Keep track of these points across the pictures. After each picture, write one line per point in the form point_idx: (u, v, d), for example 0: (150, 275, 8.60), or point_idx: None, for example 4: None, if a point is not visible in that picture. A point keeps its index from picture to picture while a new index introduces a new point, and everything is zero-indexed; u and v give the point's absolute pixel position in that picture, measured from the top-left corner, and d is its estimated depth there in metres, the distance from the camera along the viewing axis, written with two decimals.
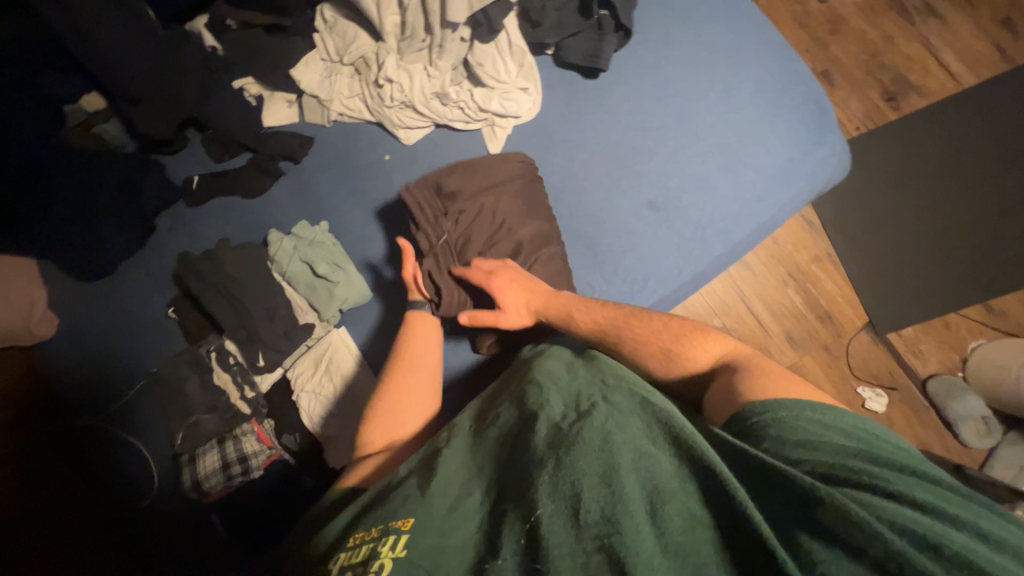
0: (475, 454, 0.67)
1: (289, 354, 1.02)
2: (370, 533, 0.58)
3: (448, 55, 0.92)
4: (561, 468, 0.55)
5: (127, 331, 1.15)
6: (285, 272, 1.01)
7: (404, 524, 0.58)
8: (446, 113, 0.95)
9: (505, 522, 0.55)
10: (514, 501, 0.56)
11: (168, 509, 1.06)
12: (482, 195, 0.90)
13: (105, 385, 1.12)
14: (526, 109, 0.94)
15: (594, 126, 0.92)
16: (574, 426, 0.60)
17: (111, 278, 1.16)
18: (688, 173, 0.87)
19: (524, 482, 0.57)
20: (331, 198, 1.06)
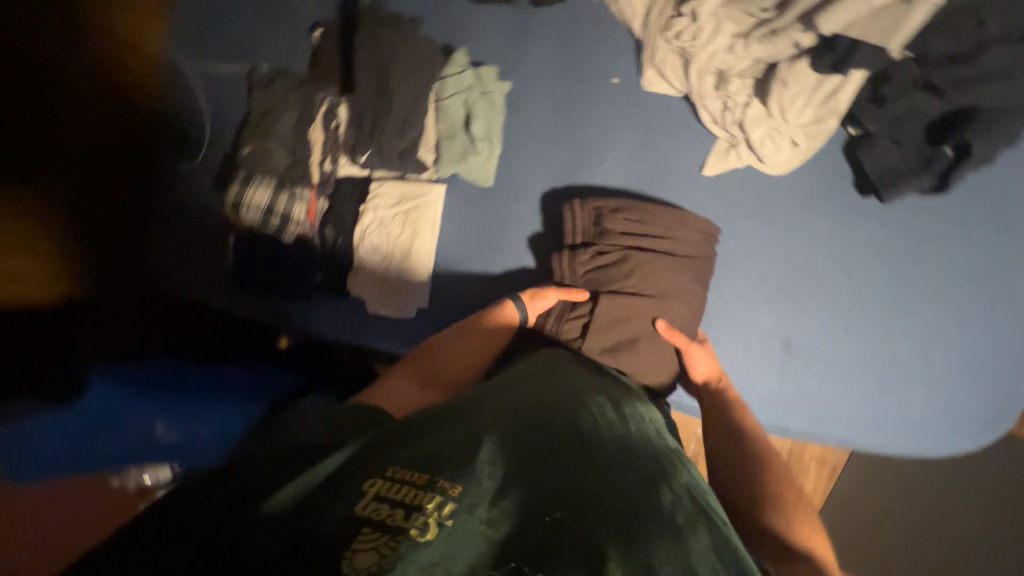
0: (508, 429, 0.54)
1: (385, 171, 0.97)
2: (409, 472, 0.46)
3: (769, 47, 0.75)
4: (636, 534, 0.44)
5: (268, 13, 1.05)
6: (440, 101, 0.91)
7: (453, 488, 0.44)
8: (707, 97, 0.81)
9: (563, 548, 0.41)
10: (562, 503, 0.45)
11: (201, 195, 1.08)
12: (642, 242, 0.81)
13: (228, 49, 1.09)
14: (777, 162, 0.80)
15: (812, 234, 0.81)
16: (647, 491, 0.51)
17: None
18: (844, 352, 0.80)
19: (575, 492, 0.47)
20: (534, 71, 0.93)
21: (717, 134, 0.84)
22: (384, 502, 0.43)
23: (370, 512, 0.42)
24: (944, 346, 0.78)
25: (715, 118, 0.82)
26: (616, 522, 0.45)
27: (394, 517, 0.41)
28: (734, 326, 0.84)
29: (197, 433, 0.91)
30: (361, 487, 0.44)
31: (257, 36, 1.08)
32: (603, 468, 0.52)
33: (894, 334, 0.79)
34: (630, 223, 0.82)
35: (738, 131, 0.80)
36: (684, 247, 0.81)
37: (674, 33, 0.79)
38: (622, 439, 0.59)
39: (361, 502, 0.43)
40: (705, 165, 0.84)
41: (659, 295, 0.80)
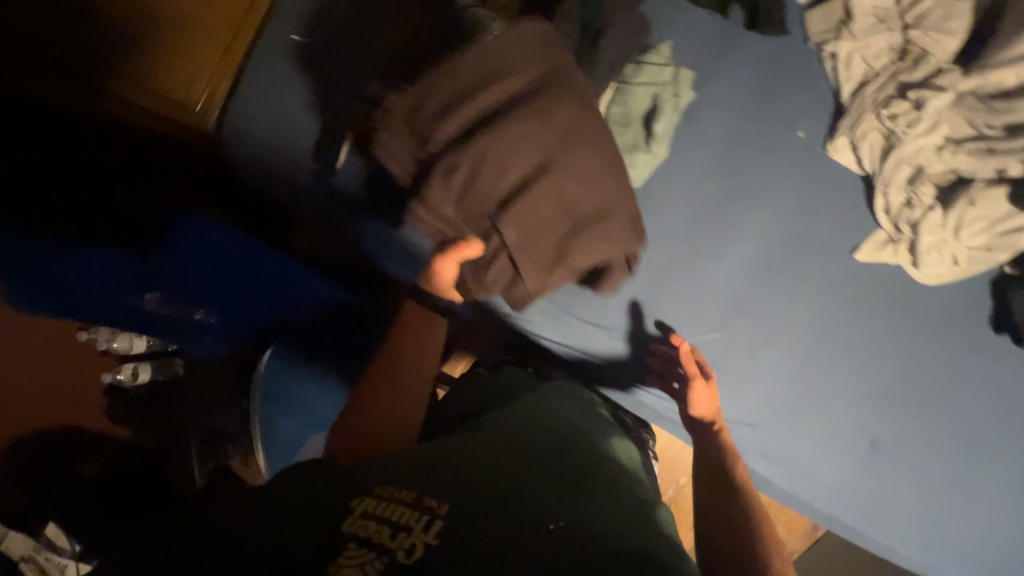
0: (475, 445, 0.62)
1: None
2: (385, 489, 0.52)
3: (974, 163, 0.76)
4: (571, 506, 0.51)
5: None
6: (625, 83, 0.85)
7: (439, 504, 0.49)
8: (894, 186, 0.80)
9: (511, 525, 0.47)
10: (527, 493, 0.52)
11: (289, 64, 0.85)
12: (481, 109, 0.72)
13: None
14: (932, 272, 0.80)
15: (934, 350, 0.82)
16: (586, 474, 0.59)
17: None
18: (849, 451, 0.83)
19: (538, 482, 0.54)
20: (722, 92, 0.90)
21: (879, 224, 0.83)
22: (371, 519, 0.47)
23: (357, 529, 0.47)
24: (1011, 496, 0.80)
25: (888, 209, 0.81)
26: (559, 501, 0.52)
27: (381, 534, 0.46)
28: (825, 408, 0.84)
29: (207, 318, 0.91)
30: (350, 505, 0.50)
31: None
32: (557, 463, 0.59)
33: (886, 437, 0.82)
34: (442, 111, 0.72)
35: (908, 229, 0.80)
36: (534, 80, 0.73)
37: (891, 113, 0.79)
38: (580, 443, 0.67)
39: (349, 524, 0.47)
40: (858, 250, 0.84)
41: (531, 151, 0.72)
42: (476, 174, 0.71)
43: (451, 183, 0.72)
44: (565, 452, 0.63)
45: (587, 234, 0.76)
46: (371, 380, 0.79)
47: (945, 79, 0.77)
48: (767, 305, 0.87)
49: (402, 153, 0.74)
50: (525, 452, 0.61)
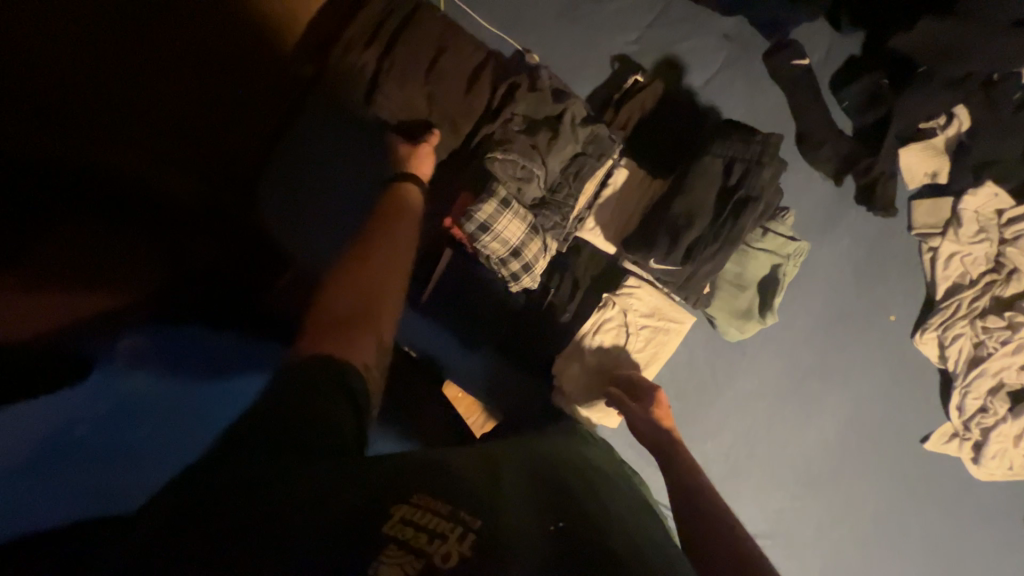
0: (516, 467, 0.57)
1: (647, 274, 0.86)
2: (422, 496, 0.44)
3: None
4: (574, 515, 0.48)
5: (585, 33, 0.93)
6: (749, 249, 0.83)
7: (473, 517, 0.43)
8: (973, 393, 0.84)
9: (545, 523, 0.46)
10: (546, 512, 0.48)
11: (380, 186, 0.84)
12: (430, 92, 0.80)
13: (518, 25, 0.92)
14: (987, 473, 0.86)
15: (975, 540, 0.88)
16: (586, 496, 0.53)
17: None
18: (835, 539, 0.88)
19: (572, 510, 0.49)
20: (826, 258, 0.90)
21: (950, 415, 0.88)
22: (411, 523, 0.41)
23: (396, 530, 0.40)
24: None
25: (961, 408, 0.86)
26: (570, 510, 0.49)
27: (418, 538, 0.40)
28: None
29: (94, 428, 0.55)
30: (393, 499, 0.43)
31: (561, 37, 0.92)
32: (581, 493, 0.54)
33: (877, 567, 0.88)
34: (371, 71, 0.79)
35: (976, 429, 0.85)
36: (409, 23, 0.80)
37: (986, 327, 0.83)
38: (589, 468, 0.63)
39: (392, 521, 0.41)
40: (928, 439, 0.88)
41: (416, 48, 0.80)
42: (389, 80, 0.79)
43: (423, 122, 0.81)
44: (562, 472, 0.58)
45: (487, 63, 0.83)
46: (346, 285, 0.60)
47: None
48: (841, 481, 0.89)
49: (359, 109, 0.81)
50: (540, 481, 0.55)
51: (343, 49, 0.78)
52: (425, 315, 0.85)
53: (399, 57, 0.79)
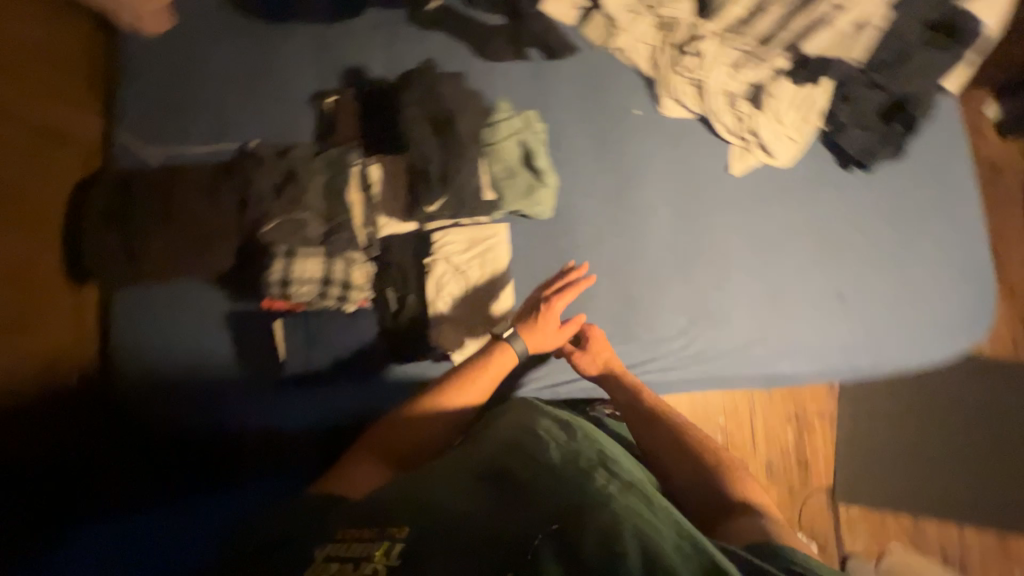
0: (513, 472, 0.71)
1: (445, 221, 0.94)
2: (367, 533, 0.63)
3: (757, 72, 0.97)
4: (562, 513, 0.61)
5: (275, 102, 1.07)
6: (495, 145, 0.94)
7: (400, 531, 0.63)
8: (722, 114, 0.99)
9: (526, 526, 0.60)
10: (542, 516, 0.61)
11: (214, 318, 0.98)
12: (172, 231, 0.94)
13: (223, 131, 1.05)
14: (784, 156, 0.99)
15: (826, 206, 0.99)
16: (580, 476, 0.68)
17: (290, 36, 1.09)
18: (739, 287, 0.97)
19: (544, 505, 0.63)
20: (562, 110, 1.03)
21: (729, 139, 1.01)
22: (337, 559, 0.60)
23: (326, 566, 0.60)
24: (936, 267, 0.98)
25: (728, 129, 1.00)
26: (556, 509, 0.62)
27: (345, 568, 0.59)
28: (797, 289, 0.97)
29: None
30: (319, 551, 0.63)
31: (265, 117, 1.06)
32: (549, 480, 0.68)
33: (784, 279, 0.98)
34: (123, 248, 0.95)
35: (746, 134, 0.99)
36: (122, 201, 0.96)
37: (689, 67, 0.98)
38: (574, 448, 0.76)
39: (324, 554, 0.62)
40: (730, 167, 1.01)
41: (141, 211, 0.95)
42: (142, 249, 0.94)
43: (185, 257, 0.95)
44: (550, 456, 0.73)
45: (202, 177, 0.97)
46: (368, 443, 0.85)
47: (703, 27, 0.97)
48: (706, 243, 0.99)
49: (142, 277, 0.97)
50: (519, 479, 0.69)
51: (94, 248, 0.95)
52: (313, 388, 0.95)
53: (133, 227, 0.95)
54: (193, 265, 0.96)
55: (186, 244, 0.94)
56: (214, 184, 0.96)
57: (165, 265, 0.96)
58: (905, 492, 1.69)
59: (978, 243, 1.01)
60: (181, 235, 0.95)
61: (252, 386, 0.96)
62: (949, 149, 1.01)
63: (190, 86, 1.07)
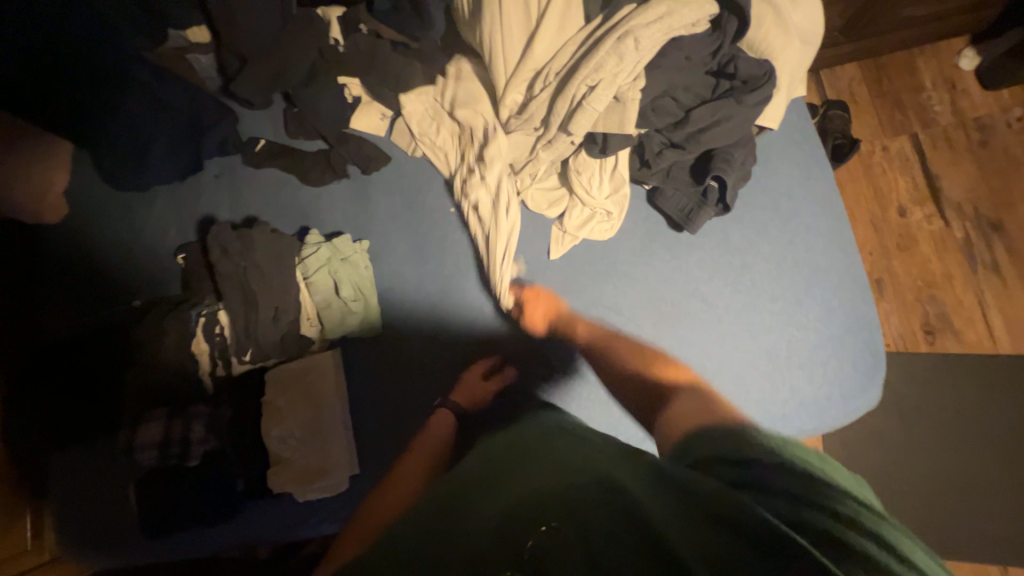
0: (456, 481, 0.63)
1: (273, 360, 0.97)
2: None
3: (553, 152, 0.89)
4: (513, 512, 0.53)
5: (145, 258, 1.18)
6: (307, 278, 0.97)
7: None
8: (527, 196, 0.97)
9: (479, 536, 0.51)
10: (494, 525, 0.52)
11: (88, 477, 1.05)
12: (68, 400, 1.09)
13: (104, 294, 1.17)
14: (601, 231, 0.92)
15: (658, 276, 0.90)
16: (520, 468, 0.62)
17: (152, 196, 1.20)
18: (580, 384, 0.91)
19: (491, 530, 0.51)
20: (380, 222, 1.04)
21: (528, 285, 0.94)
22: None
23: None
24: (799, 323, 0.84)
25: (540, 210, 0.97)
26: (507, 508, 0.54)
27: None
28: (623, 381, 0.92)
29: None
30: None
31: (139, 275, 1.17)
32: (486, 488, 0.59)
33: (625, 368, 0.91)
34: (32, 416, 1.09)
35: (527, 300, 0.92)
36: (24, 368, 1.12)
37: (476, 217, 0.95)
38: (518, 441, 0.70)
39: None
40: (550, 252, 0.95)
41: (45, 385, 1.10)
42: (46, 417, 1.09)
43: (76, 420, 1.08)
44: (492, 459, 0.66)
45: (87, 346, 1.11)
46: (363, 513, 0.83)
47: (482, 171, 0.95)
48: (530, 340, 0.96)
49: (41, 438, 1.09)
50: (458, 491, 0.60)
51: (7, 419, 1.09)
52: (170, 543, 0.98)
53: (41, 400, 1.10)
54: (81, 426, 1.08)
55: (82, 408, 1.09)
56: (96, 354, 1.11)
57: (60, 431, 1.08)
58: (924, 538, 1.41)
59: (853, 285, 0.85)
60: (76, 403, 1.09)
61: (120, 541, 1.02)
62: (797, 186, 0.88)
63: (77, 259, 1.20)
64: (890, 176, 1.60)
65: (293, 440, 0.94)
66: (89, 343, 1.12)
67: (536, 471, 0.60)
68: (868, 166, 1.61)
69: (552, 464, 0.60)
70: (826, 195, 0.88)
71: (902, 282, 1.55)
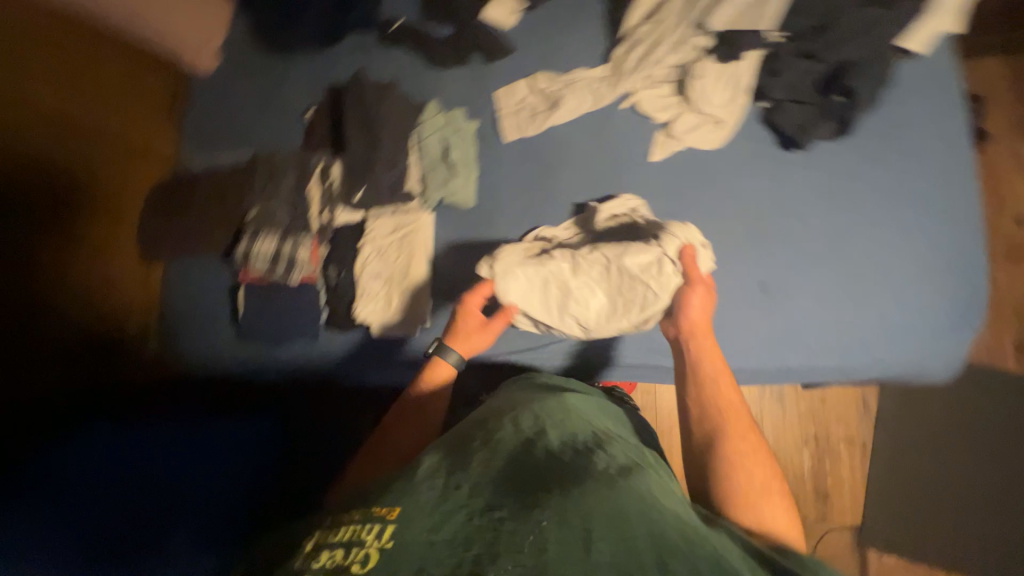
0: (513, 453, 0.61)
1: (377, 208, 1.08)
2: (357, 520, 0.50)
3: (679, 55, 0.95)
4: (579, 500, 0.51)
5: (276, 114, 1.32)
6: (421, 140, 1.06)
7: (392, 513, 0.50)
8: (640, 94, 0.99)
9: (542, 514, 0.49)
10: (558, 505, 0.50)
11: (213, 288, 1.25)
12: (192, 220, 1.25)
13: (238, 140, 1.34)
14: (709, 139, 0.94)
15: (756, 189, 0.91)
16: (579, 456, 0.60)
17: (291, 61, 1.33)
18: None
19: (554, 512, 0.49)
20: (490, 106, 1.11)
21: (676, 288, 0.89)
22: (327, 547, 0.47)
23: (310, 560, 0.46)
24: (896, 253, 0.83)
25: (648, 112, 0.99)
26: (571, 494, 0.52)
27: (333, 556, 0.46)
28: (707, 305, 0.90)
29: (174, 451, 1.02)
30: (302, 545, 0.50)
31: (267, 130, 1.31)
32: (548, 464, 0.58)
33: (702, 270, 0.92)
34: (163, 227, 1.27)
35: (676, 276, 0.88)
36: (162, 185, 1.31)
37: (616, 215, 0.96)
38: (577, 429, 0.67)
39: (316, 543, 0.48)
40: (650, 153, 0.98)
41: (179, 200, 1.28)
42: (177, 230, 1.26)
43: (196, 235, 1.24)
44: (549, 435, 0.65)
45: (215, 176, 1.27)
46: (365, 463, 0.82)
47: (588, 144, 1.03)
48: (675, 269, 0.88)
49: (167, 245, 1.26)
50: (516, 465, 0.58)
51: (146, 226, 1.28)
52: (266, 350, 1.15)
53: (172, 212, 1.27)
54: (200, 243, 1.24)
55: (201, 228, 1.24)
56: (220, 185, 1.26)
57: (184, 242, 1.25)
58: (961, 554, 1.36)
59: (963, 226, 0.83)
60: (198, 223, 1.24)
61: (226, 339, 1.21)
62: (924, 120, 0.86)
63: (221, 106, 1.37)
64: (1013, 181, 1.48)
65: (383, 278, 1.05)
66: (218, 175, 1.27)
67: (602, 468, 0.58)
68: (990, 168, 1.50)
69: (624, 470, 0.58)
70: (951, 133, 0.86)
71: (1001, 294, 1.45)
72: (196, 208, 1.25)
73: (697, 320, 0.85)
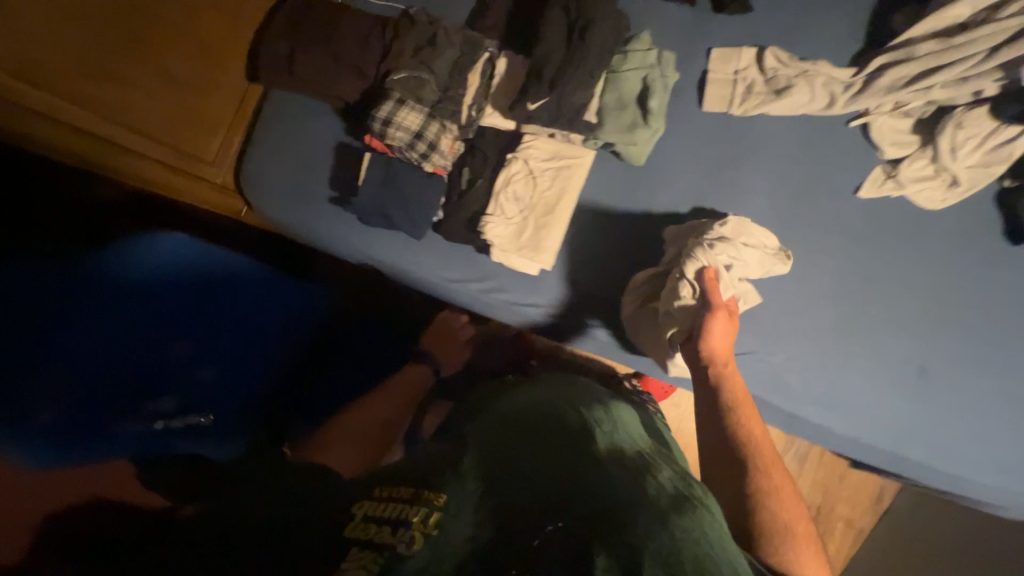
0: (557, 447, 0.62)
1: (541, 128, 0.97)
2: (398, 497, 0.55)
3: (956, 90, 0.84)
4: (614, 516, 0.50)
5: None
6: (619, 71, 0.92)
7: (437, 499, 0.54)
8: (880, 117, 0.87)
9: (579, 529, 0.50)
10: (595, 520, 0.50)
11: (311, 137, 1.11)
12: (314, 49, 1.06)
13: None
14: (938, 198, 0.85)
15: (955, 269, 0.84)
16: (628, 461, 0.58)
17: None
18: (810, 315, 0.86)
19: (587, 530, 0.49)
20: (701, 63, 0.97)
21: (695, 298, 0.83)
22: (370, 521, 0.53)
23: (357, 532, 0.52)
24: None
25: (879, 141, 0.87)
26: (608, 508, 0.51)
27: (380, 532, 0.51)
28: (856, 366, 0.84)
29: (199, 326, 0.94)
30: (347, 511, 0.55)
31: None
32: (591, 464, 0.58)
33: (864, 329, 0.85)
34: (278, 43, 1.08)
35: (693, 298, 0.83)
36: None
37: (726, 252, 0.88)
38: (622, 436, 0.66)
39: (353, 519, 0.54)
40: (861, 188, 0.88)
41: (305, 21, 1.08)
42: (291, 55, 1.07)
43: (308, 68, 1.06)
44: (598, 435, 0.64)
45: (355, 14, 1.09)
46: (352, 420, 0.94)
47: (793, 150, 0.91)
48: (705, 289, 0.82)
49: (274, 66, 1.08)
50: (555, 461, 0.59)
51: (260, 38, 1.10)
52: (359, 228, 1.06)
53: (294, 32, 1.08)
54: (313, 80, 1.07)
55: (317, 63, 1.06)
56: (358, 27, 1.08)
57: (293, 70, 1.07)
58: None
59: None
60: (320, 54, 1.06)
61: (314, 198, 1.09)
62: None
63: None
64: None
65: (523, 205, 0.96)
66: (359, 13, 1.09)
67: (646, 478, 0.55)
68: None
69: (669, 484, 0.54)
70: None
71: None
72: (322, 39, 1.07)
73: (720, 347, 0.78)
